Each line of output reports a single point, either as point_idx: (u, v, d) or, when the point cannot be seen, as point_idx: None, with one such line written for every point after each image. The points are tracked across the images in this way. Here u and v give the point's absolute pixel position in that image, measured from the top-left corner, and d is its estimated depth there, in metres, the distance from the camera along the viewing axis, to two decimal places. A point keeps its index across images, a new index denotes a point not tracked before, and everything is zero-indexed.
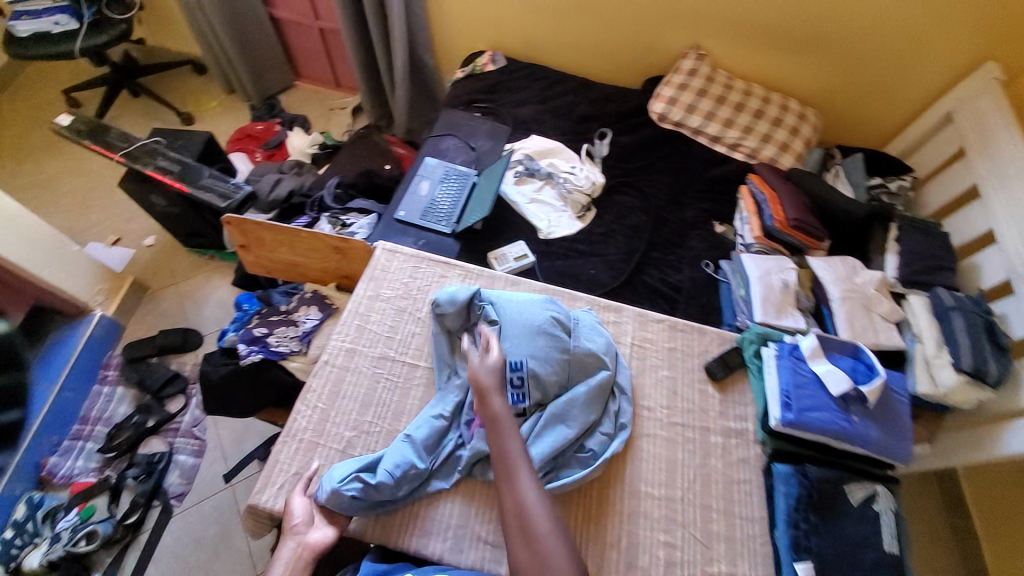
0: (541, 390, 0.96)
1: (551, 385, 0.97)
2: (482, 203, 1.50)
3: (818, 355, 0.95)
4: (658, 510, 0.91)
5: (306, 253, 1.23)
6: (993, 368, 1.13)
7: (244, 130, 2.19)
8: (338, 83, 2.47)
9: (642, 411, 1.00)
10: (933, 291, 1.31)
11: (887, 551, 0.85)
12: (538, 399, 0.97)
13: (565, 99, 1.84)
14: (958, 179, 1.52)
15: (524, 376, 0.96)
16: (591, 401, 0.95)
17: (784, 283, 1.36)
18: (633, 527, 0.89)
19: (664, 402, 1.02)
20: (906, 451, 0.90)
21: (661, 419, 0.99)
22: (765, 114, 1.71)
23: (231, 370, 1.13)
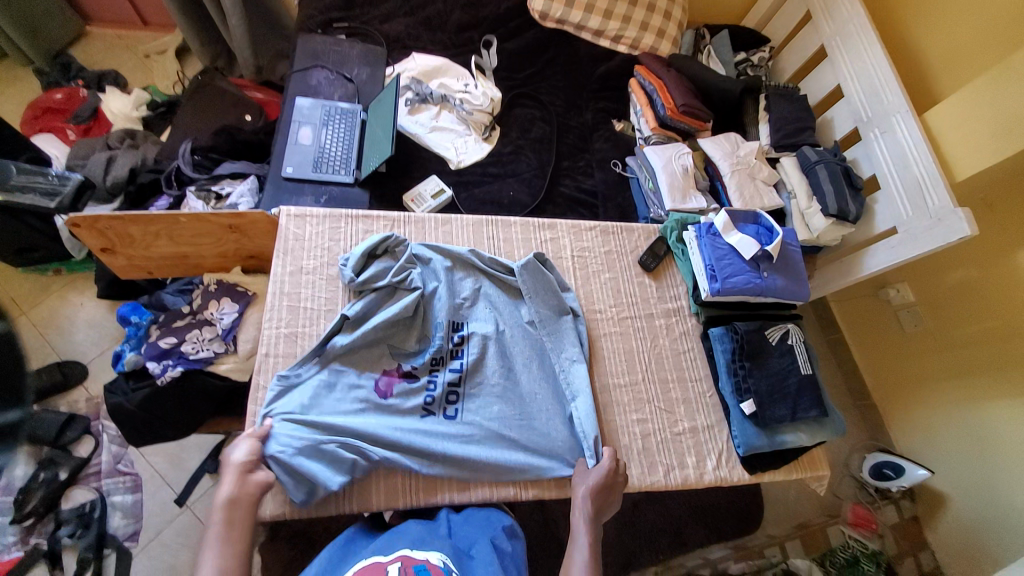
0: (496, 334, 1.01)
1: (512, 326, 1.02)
2: (380, 145, 1.35)
3: (730, 227, 1.04)
4: (625, 396, 1.00)
5: (194, 240, 1.02)
6: (852, 207, 1.39)
7: (36, 103, 1.70)
8: (146, 21, 1.98)
9: (597, 315, 1.07)
10: (801, 150, 1.51)
11: (807, 373, 1.00)
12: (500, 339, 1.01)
13: (436, 7, 1.65)
14: (808, 41, 1.68)
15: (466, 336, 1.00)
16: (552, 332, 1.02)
17: (684, 168, 1.47)
18: (610, 419, 0.97)
19: (612, 301, 1.09)
20: (807, 291, 1.06)
21: (608, 316, 1.07)
22: (640, 1, 1.68)
23: (149, 392, 0.99)
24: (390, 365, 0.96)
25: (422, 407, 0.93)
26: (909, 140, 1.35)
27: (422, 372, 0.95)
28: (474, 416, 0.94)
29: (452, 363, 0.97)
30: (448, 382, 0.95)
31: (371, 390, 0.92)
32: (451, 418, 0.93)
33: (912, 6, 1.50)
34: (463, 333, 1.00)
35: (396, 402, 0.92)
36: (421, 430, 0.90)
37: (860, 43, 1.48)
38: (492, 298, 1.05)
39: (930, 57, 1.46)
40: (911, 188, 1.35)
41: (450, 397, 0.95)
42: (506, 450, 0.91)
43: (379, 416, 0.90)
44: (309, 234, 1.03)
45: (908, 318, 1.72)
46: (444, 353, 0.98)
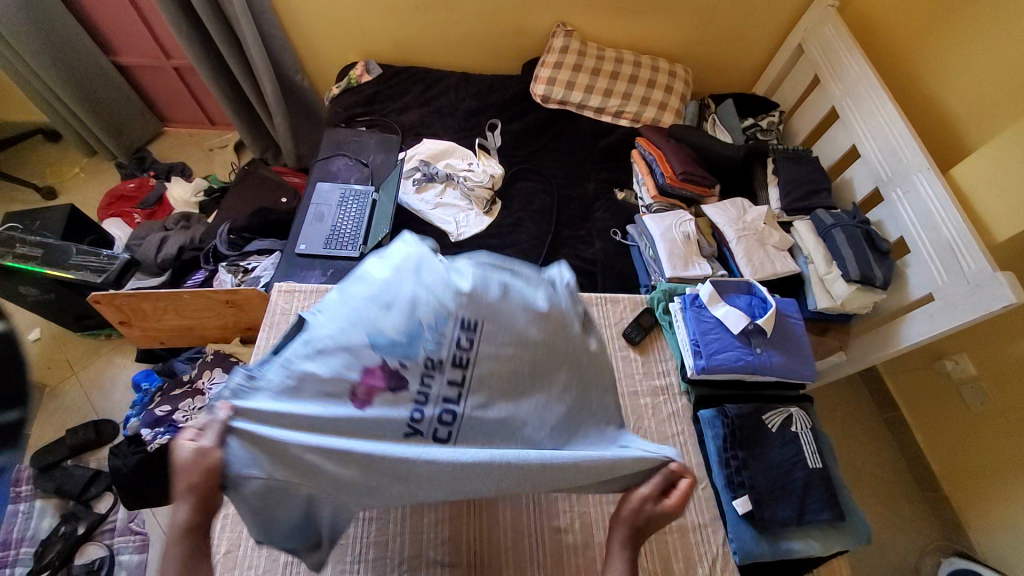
0: None
1: None
2: (387, 216, 1.46)
3: (716, 299, 0.98)
4: None
5: (196, 314, 1.11)
6: (876, 273, 1.27)
7: (113, 192, 2.02)
8: (214, 122, 2.33)
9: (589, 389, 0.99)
10: (814, 214, 1.43)
11: (815, 468, 0.88)
12: None
13: (448, 97, 1.82)
14: (818, 104, 1.65)
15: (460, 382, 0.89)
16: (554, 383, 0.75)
17: (685, 235, 1.43)
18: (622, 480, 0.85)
19: None
20: (810, 369, 0.95)
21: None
22: (639, 79, 1.76)
23: (138, 461, 1.03)
24: (372, 360, 0.65)
25: (406, 424, 0.64)
26: (934, 199, 1.24)
27: (411, 376, 0.65)
28: (478, 431, 0.66)
29: (455, 367, 0.67)
30: (442, 396, 0.66)
31: (336, 393, 0.64)
32: (441, 442, 0.65)
33: (926, 61, 1.44)
34: (468, 367, 0.67)
35: (373, 416, 0.64)
36: (387, 459, 0.62)
37: (872, 103, 1.42)
38: (494, 331, 0.69)
39: (954, 110, 1.37)
40: (942, 250, 1.22)
41: (444, 415, 0.66)
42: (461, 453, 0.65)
43: (336, 421, 0.63)
44: (294, 309, 1.08)
45: (973, 396, 1.49)
46: (445, 356, 0.67)
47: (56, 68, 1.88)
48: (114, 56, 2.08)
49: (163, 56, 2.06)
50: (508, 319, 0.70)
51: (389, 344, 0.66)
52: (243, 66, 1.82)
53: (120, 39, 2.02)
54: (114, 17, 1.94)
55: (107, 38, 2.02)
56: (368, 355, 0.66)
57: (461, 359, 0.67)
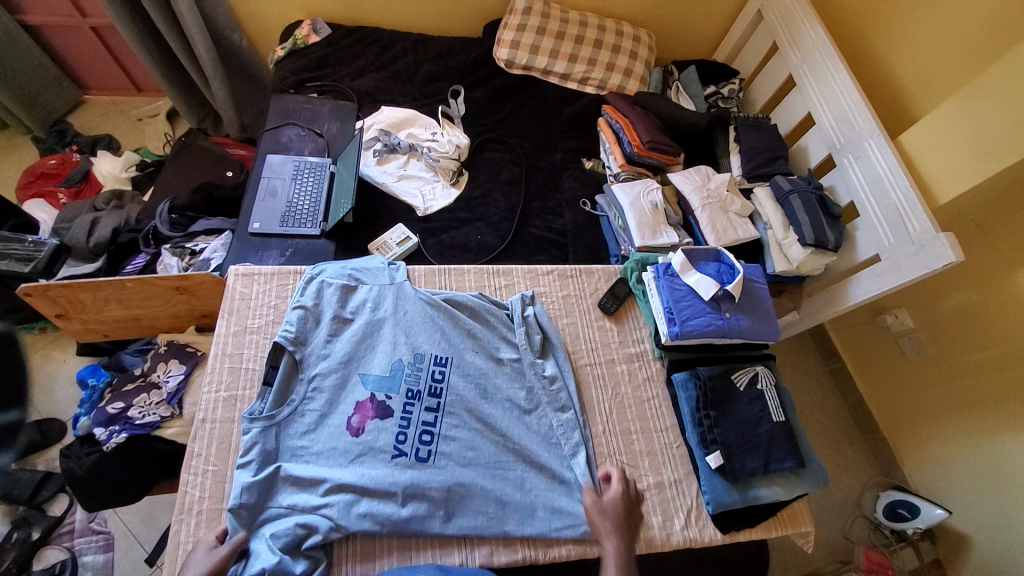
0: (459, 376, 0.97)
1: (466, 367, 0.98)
2: (347, 191, 1.38)
3: (687, 267, 1.00)
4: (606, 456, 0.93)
5: (144, 304, 1.02)
6: (830, 236, 1.34)
7: (31, 169, 1.80)
8: (140, 88, 2.11)
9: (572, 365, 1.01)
10: (773, 180, 1.48)
11: (779, 421, 0.94)
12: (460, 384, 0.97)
13: (406, 61, 1.72)
14: (777, 71, 1.68)
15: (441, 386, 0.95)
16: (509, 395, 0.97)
17: (653, 204, 1.45)
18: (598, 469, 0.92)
19: (574, 347, 1.04)
20: (774, 330, 1.00)
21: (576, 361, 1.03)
22: (604, 43, 1.72)
23: (93, 462, 0.95)
24: (363, 397, 0.92)
25: (393, 447, 0.89)
26: (884, 165, 1.31)
27: (395, 406, 0.91)
28: (450, 447, 0.90)
29: (430, 400, 0.94)
30: (422, 422, 0.92)
31: (343, 426, 0.89)
32: (423, 460, 0.89)
33: (880, 30, 1.48)
34: (441, 398, 0.94)
35: (368, 441, 0.89)
36: (386, 469, 0.87)
37: (828, 71, 1.46)
38: (462, 366, 0.98)
39: (903, 79, 1.43)
40: (890, 214, 1.30)
41: (422, 438, 0.91)
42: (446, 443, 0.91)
43: (343, 453, 0.88)
44: (256, 292, 1.01)
45: (910, 346, 1.64)
46: (422, 388, 0.94)
47: None
48: (20, 15, 1.79)
49: (76, 14, 1.80)
50: (466, 327, 1.01)
51: (378, 383, 0.93)
52: (171, 23, 1.62)
53: None
54: None
55: None
56: (362, 392, 0.92)
57: (436, 391, 0.95)
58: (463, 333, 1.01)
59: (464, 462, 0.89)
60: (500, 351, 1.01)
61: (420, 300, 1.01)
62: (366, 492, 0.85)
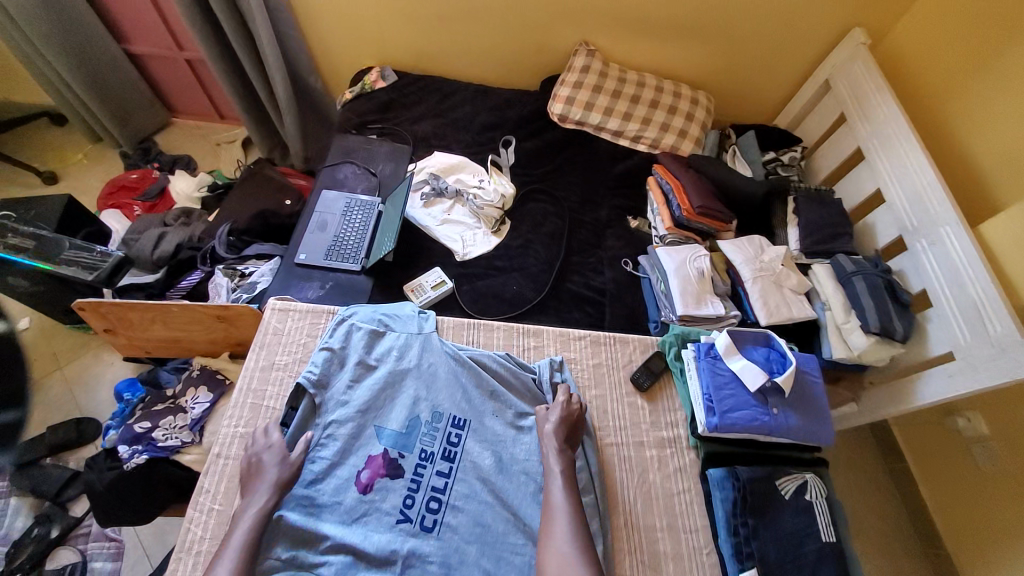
0: (476, 441, 0.93)
1: (484, 432, 0.94)
2: (392, 226, 1.42)
3: (732, 351, 0.93)
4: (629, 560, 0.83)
5: (185, 327, 1.06)
6: (897, 326, 1.22)
7: (114, 181, 1.99)
8: (222, 116, 2.30)
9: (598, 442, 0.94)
10: (835, 259, 1.38)
11: (829, 541, 0.82)
12: (475, 449, 0.92)
13: (463, 110, 1.78)
14: (844, 142, 1.60)
15: (456, 449, 0.91)
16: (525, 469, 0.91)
17: (699, 272, 1.38)
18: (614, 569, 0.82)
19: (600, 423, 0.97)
20: (828, 433, 0.89)
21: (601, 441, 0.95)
22: (659, 104, 1.72)
23: (113, 479, 0.97)
24: (375, 452, 0.89)
25: (399, 511, 0.85)
26: (962, 254, 1.19)
27: (407, 465, 0.88)
28: (458, 519, 0.85)
29: (443, 464, 0.90)
30: (431, 487, 0.88)
31: (352, 481, 0.87)
32: (427, 530, 0.84)
33: (959, 109, 1.39)
34: (454, 462, 0.91)
35: (374, 500, 0.86)
36: (388, 534, 0.83)
37: (902, 149, 1.37)
38: (479, 430, 0.94)
39: (984, 162, 1.32)
40: (966, 308, 1.17)
41: (430, 505, 0.86)
42: (454, 514, 0.86)
43: (347, 511, 0.85)
44: (289, 329, 1.03)
45: (982, 455, 1.44)
46: (436, 450, 0.91)
47: (66, 51, 1.84)
48: (127, 44, 2.04)
49: (175, 47, 2.02)
50: (489, 388, 0.97)
51: (392, 439, 0.90)
52: (256, 64, 1.78)
53: (132, 27, 1.98)
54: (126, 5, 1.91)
55: (120, 27, 1.98)
56: (375, 447, 0.90)
57: (450, 454, 0.91)
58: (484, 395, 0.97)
59: (471, 538, 0.84)
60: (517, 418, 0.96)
61: (444, 354, 0.99)
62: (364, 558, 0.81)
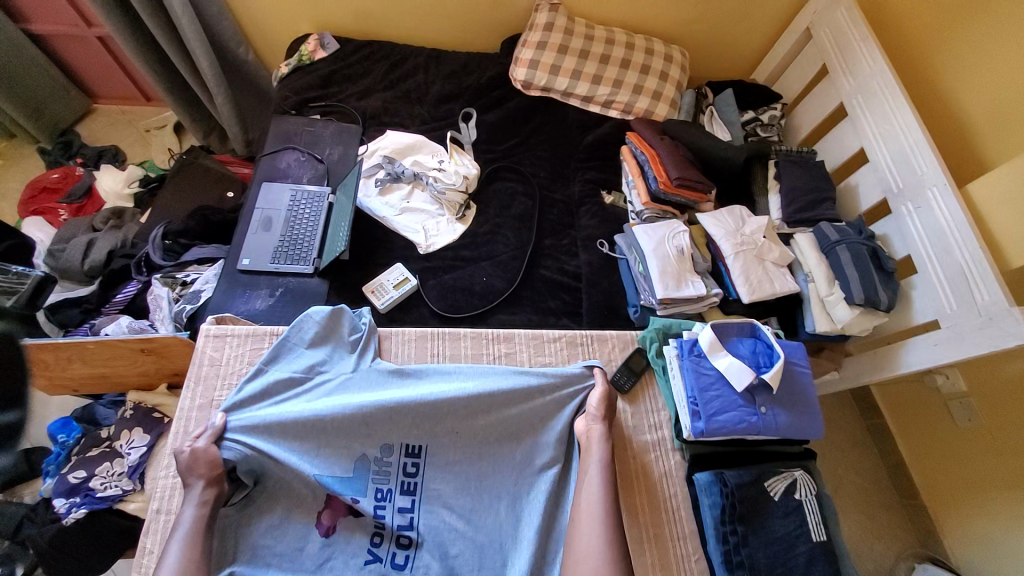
0: (437, 471, 0.89)
1: (447, 455, 0.90)
2: (346, 213, 1.29)
3: (716, 348, 0.86)
4: None
5: (109, 362, 0.94)
6: (882, 296, 1.17)
7: (33, 183, 1.76)
8: (149, 98, 2.06)
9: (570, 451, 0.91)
10: (817, 226, 1.31)
11: (819, 541, 0.79)
12: (435, 476, 0.89)
13: (416, 80, 1.61)
14: (826, 98, 1.50)
15: (416, 477, 0.88)
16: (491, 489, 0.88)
17: (679, 250, 1.30)
18: None
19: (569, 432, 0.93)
20: (816, 428, 0.85)
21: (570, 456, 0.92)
22: (631, 63, 1.57)
23: (50, 536, 0.88)
24: (330, 495, 0.85)
25: (367, 551, 0.83)
26: (949, 219, 1.13)
27: (365, 506, 0.85)
28: (427, 557, 0.83)
29: (403, 498, 0.87)
30: (397, 526, 0.85)
31: (310, 528, 0.84)
32: (398, 567, 0.82)
33: (944, 61, 1.30)
34: (416, 494, 0.87)
35: (336, 544, 0.83)
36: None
37: (883, 108, 1.29)
38: (438, 458, 0.89)
39: (973, 118, 1.24)
40: (953, 275, 1.13)
41: (399, 541, 0.84)
42: (423, 552, 0.83)
43: (309, 557, 0.82)
44: (227, 357, 0.96)
45: (960, 412, 1.50)
46: (394, 485, 0.87)
47: None
48: (25, 25, 1.75)
49: (82, 23, 1.75)
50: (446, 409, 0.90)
51: (345, 483, 0.86)
52: (173, 37, 1.55)
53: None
54: None
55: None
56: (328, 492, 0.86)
57: (410, 487, 0.88)
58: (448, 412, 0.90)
59: (443, 574, 0.81)
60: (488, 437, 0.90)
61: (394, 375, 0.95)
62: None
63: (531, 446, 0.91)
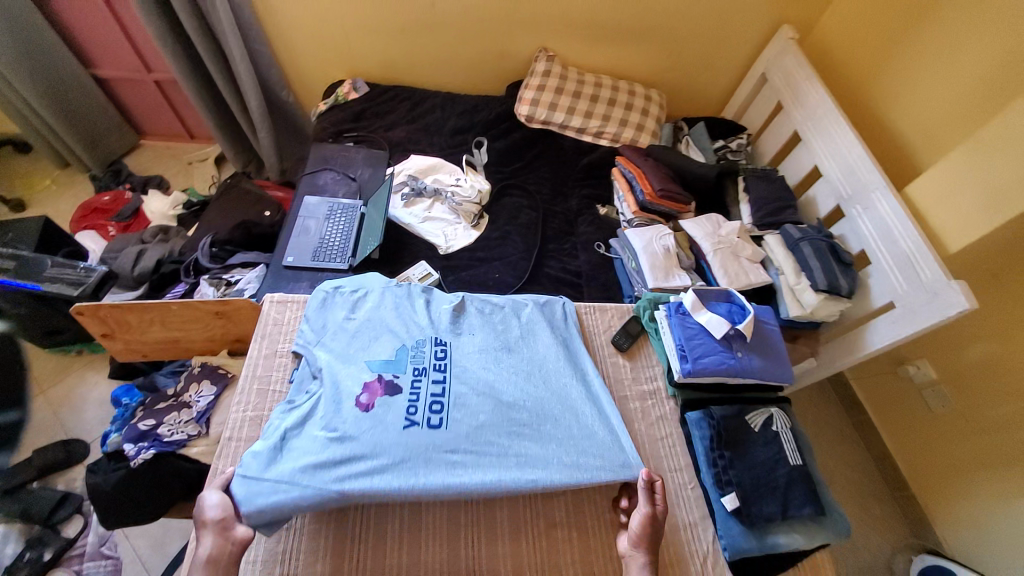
0: (462, 358, 1.06)
1: (474, 342, 1.10)
2: (375, 230, 1.47)
3: (699, 307, 1.08)
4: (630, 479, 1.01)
5: (182, 326, 1.16)
6: (842, 281, 1.35)
7: (87, 204, 1.97)
8: (193, 134, 2.32)
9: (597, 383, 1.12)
10: (783, 228, 1.52)
11: (795, 465, 0.98)
12: (463, 363, 1.05)
13: (435, 115, 1.88)
14: (783, 128, 1.78)
15: (445, 357, 1.05)
16: (513, 368, 1.07)
17: (665, 248, 1.49)
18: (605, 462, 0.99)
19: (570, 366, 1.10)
20: (786, 373, 1.07)
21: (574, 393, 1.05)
22: (617, 101, 1.86)
23: (122, 477, 1.03)
24: (370, 378, 0.99)
25: (404, 417, 0.94)
26: (891, 216, 1.34)
27: (403, 381, 0.99)
28: (458, 423, 0.96)
29: (435, 375, 1.01)
30: (431, 393, 0.98)
31: (353, 403, 0.95)
32: (435, 426, 0.94)
33: (878, 87, 1.58)
34: (446, 371, 1.03)
35: (377, 414, 0.94)
36: (399, 437, 0.92)
37: (831, 129, 1.54)
38: (461, 347, 1.08)
39: (907, 135, 1.49)
40: (900, 260, 1.32)
41: (433, 407, 0.97)
42: (455, 414, 0.97)
43: (356, 426, 0.92)
44: (287, 320, 1.15)
45: (934, 399, 1.64)
46: (427, 365, 1.03)
47: (32, 77, 1.84)
48: (94, 70, 2.05)
49: (144, 69, 2.04)
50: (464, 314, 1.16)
51: (383, 364, 1.01)
52: (229, 80, 1.82)
53: (98, 50, 1.99)
54: (94, 31, 1.93)
55: (83, 50, 1.99)
56: (370, 374, 0.99)
57: (440, 366, 1.03)
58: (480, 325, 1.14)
59: (473, 428, 0.95)
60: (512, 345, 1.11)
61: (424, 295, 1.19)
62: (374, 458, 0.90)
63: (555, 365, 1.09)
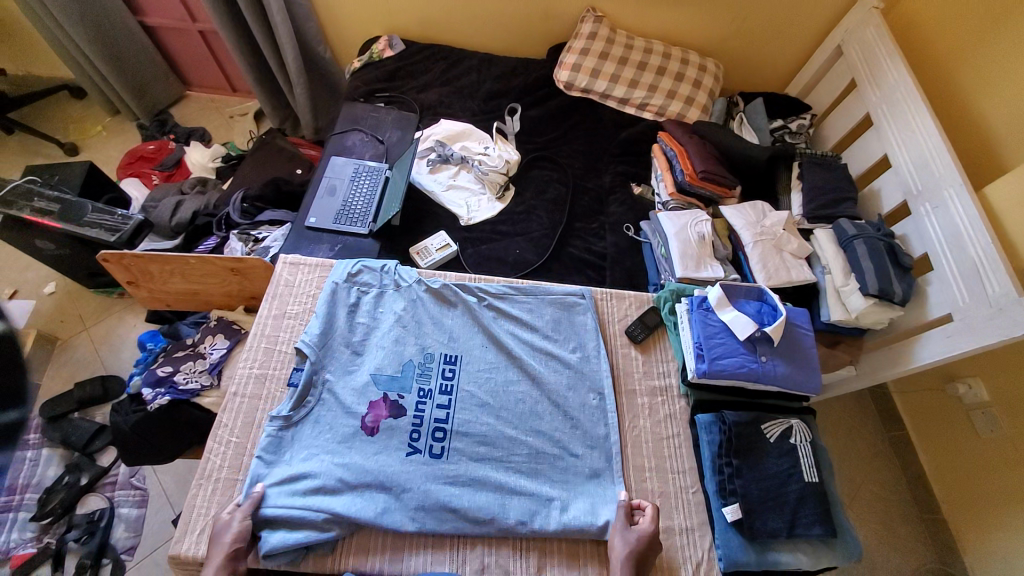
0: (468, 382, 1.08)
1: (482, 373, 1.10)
2: (397, 195, 1.44)
3: (723, 304, 1.05)
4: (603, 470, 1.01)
5: (201, 279, 1.24)
6: (897, 289, 1.21)
7: (134, 153, 2.05)
8: (235, 88, 2.35)
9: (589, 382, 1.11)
10: (837, 223, 1.38)
11: (809, 481, 0.95)
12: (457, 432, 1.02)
13: (469, 78, 1.79)
14: (851, 111, 1.58)
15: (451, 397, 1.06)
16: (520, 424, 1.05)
17: (699, 236, 1.39)
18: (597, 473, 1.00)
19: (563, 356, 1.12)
20: (813, 383, 1.02)
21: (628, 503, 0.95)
22: (667, 70, 1.70)
23: (140, 417, 1.12)
24: (376, 398, 1.04)
25: (407, 444, 1.00)
26: (965, 219, 1.18)
27: (408, 404, 1.04)
28: (460, 441, 1.01)
29: (440, 398, 1.06)
30: (435, 418, 1.03)
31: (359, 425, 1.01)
32: (435, 454, 0.99)
33: (969, 69, 1.36)
34: (451, 395, 1.07)
35: (381, 439, 1.00)
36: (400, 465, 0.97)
37: (910, 114, 1.35)
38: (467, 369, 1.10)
39: (998, 129, 1.28)
40: (967, 270, 1.16)
41: (435, 434, 1.02)
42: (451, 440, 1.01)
43: (358, 448, 0.99)
44: (299, 281, 1.18)
45: (983, 422, 1.48)
46: (434, 387, 1.07)
47: (84, 23, 1.89)
48: (143, 18, 2.08)
49: (189, 19, 2.05)
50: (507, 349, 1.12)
51: (388, 384, 1.06)
52: (267, 32, 1.80)
53: None
54: None
55: None
56: (375, 393, 1.04)
57: (446, 389, 1.07)
58: (505, 383, 1.09)
59: (471, 455, 1.00)
60: (543, 460, 1.00)
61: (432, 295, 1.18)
62: (365, 481, 0.95)
63: (586, 496, 0.97)
